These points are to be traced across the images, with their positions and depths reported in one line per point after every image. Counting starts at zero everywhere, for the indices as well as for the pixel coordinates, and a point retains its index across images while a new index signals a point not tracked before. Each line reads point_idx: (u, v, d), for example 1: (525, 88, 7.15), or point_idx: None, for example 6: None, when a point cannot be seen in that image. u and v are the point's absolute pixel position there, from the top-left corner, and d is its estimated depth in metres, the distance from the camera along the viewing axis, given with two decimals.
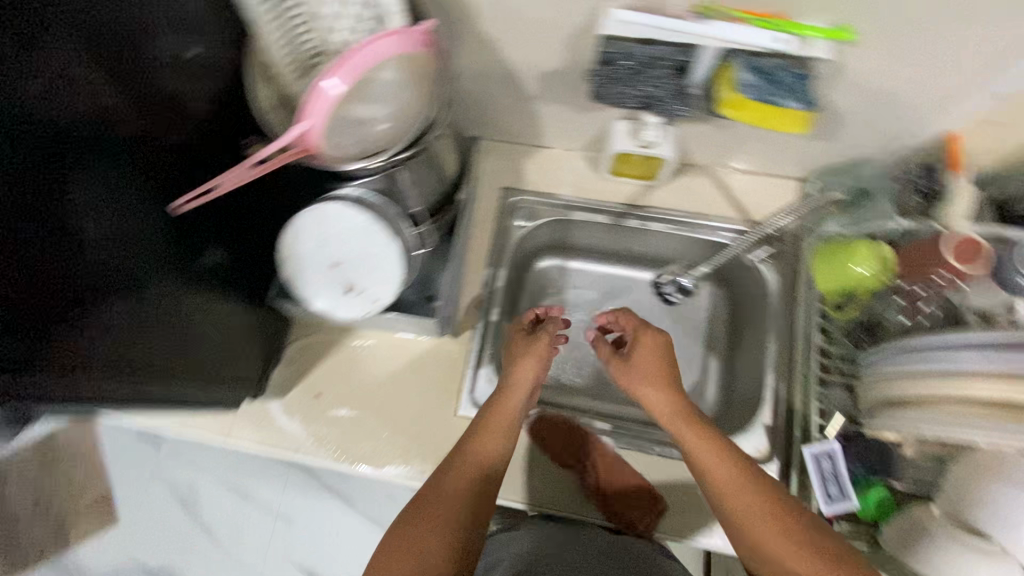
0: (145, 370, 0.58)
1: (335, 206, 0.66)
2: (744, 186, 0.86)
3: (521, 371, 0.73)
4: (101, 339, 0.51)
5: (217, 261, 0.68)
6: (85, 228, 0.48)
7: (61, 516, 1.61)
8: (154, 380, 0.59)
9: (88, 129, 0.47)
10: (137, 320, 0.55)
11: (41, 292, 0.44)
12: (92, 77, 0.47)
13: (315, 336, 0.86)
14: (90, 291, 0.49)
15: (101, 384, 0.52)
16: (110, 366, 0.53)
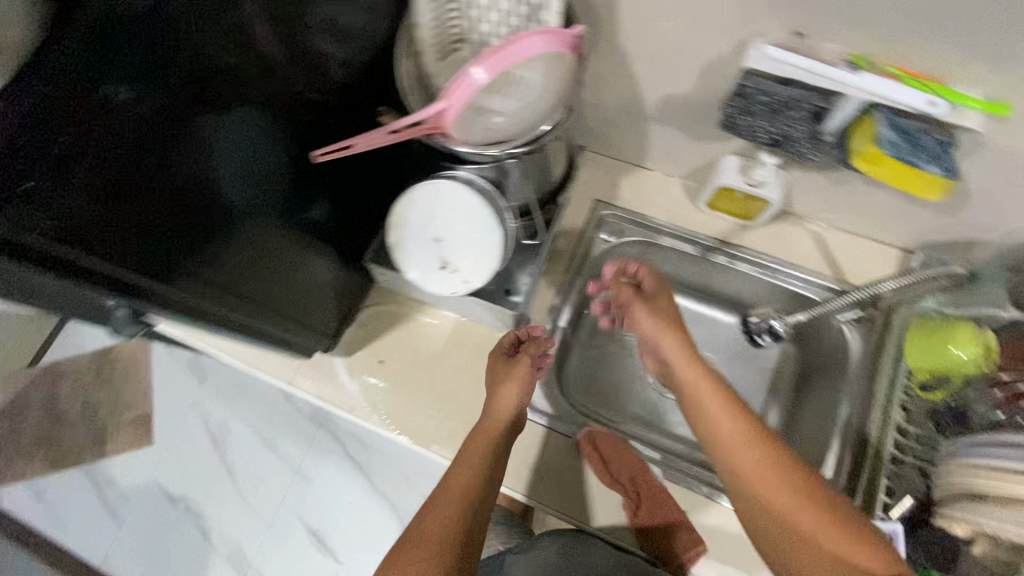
0: (243, 301, 0.61)
1: (448, 184, 0.70)
2: (842, 245, 0.84)
3: (502, 395, 0.73)
4: (203, 265, 0.54)
5: (325, 215, 0.71)
6: (216, 159, 0.51)
7: (105, 425, 1.71)
8: (238, 317, 0.61)
9: (241, 71, 0.50)
10: (235, 255, 0.57)
11: (162, 207, 0.47)
12: (258, 24, 0.50)
13: (389, 306, 0.88)
14: (201, 218, 0.51)
15: (191, 307, 0.54)
16: (204, 294, 0.55)
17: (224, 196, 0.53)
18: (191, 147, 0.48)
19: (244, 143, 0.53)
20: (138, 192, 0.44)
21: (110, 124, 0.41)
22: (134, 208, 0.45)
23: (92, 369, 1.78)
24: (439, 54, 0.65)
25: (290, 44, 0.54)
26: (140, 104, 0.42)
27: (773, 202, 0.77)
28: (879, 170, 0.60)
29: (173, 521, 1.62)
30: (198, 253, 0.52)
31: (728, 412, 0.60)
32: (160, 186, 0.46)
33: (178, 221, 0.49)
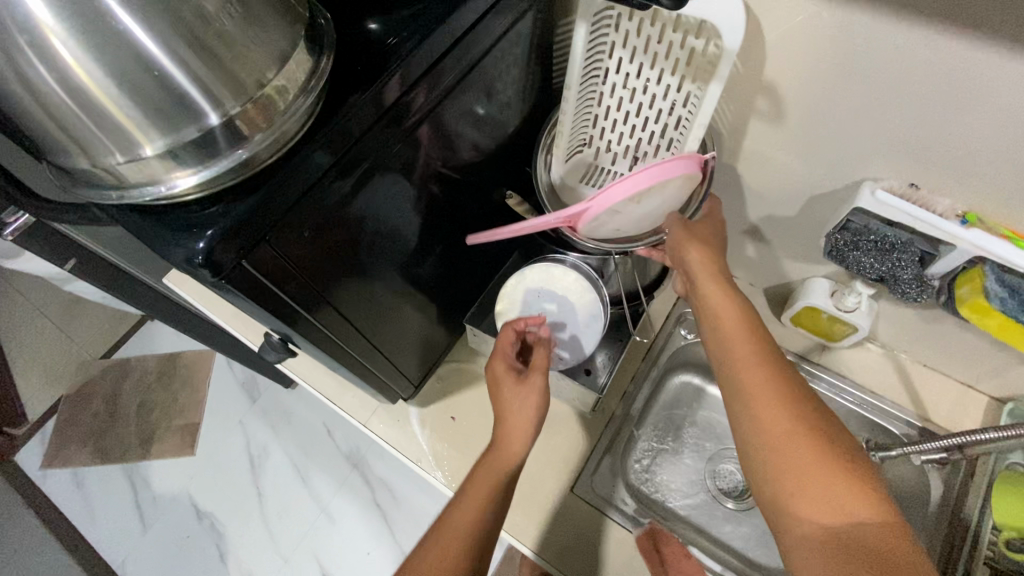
0: (363, 341, 0.66)
1: (558, 268, 0.76)
2: (927, 383, 0.84)
3: (514, 418, 0.66)
4: (346, 316, 0.59)
5: (438, 274, 0.77)
6: (382, 216, 0.56)
7: (156, 426, 1.78)
8: (357, 358, 0.67)
9: (408, 165, 0.56)
10: (370, 306, 0.63)
11: (332, 271, 0.53)
12: (430, 129, 0.56)
13: (468, 365, 0.92)
14: (354, 276, 0.57)
15: (329, 348, 0.60)
16: (342, 338, 0.61)
17: (377, 249, 0.59)
18: (369, 208, 0.53)
19: (404, 204, 0.59)
20: (328, 245, 0.50)
21: (325, 187, 0.47)
22: (323, 258, 0.50)
23: (156, 371, 1.88)
24: (567, 155, 0.71)
25: (449, 132, 0.59)
26: (347, 175, 0.48)
27: (861, 331, 0.79)
28: (987, 321, 0.61)
29: (195, 537, 1.62)
30: (349, 291, 0.57)
31: (752, 351, 0.55)
32: (343, 239, 0.52)
33: (345, 267, 0.54)
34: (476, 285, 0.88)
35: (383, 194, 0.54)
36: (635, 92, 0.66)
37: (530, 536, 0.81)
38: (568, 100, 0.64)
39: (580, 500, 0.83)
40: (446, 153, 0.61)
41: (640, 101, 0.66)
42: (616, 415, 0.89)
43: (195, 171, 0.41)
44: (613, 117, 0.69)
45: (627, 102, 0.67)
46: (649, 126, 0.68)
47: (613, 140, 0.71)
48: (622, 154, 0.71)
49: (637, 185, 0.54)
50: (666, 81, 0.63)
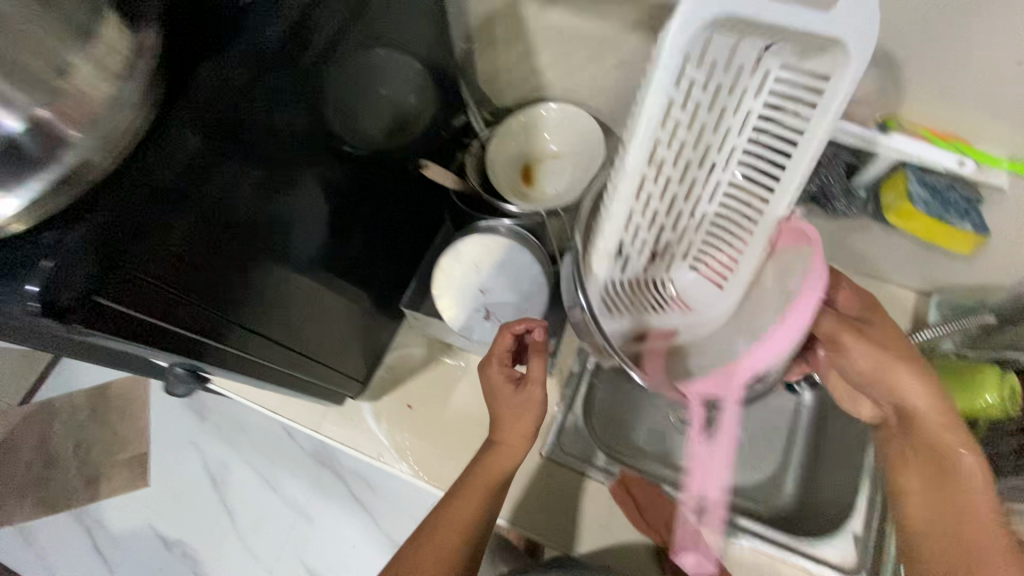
0: (288, 351, 0.60)
1: (494, 238, 0.70)
2: (859, 287, 0.87)
3: (511, 428, 0.64)
4: (259, 324, 0.54)
5: (364, 264, 0.71)
6: (280, 204, 0.51)
7: (101, 465, 1.67)
8: (287, 367, 0.62)
9: (292, 140, 0.50)
10: (287, 310, 0.57)
11: (226, 280, 0.47)
12: (308, 96, 0.50)
13: (415, 348, 0.88)
14: (258, 283, 0.51)
15: (244, 361, 0.55)
16: (260, 348, 0.56)
17: (283, 246, 0.53)
18: (260, 200, 0.48)
19: (302, 191, 0.53)
20: (215, 250, 0.45)
21: (196, 180, 0.41)
22: (209, 272, 0.45)
23: (87, 407, 1.74)
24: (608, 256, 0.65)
25: (333, 95, 0.53)
26: (221, 158, 0.42)
27: None
28: (911, 225, 0.62)
29: (168, 567, 1.56)
30: (257, 300, 0.52)
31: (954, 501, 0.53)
32: (236, 242, 0.46)
33: (243, 275, 0.48)
34: (410, 268, 0.82)
35: (272, 178, 0.49)
36: (674, 169, 0.61)
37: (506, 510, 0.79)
38: (637, 149, 0.55)
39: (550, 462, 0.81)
40: (337, 121, 0.55)
41: (677, 181, 0.62)
42: (574, 373, 0.88)
43: (14, 194, 0.35)
44: (649, 204, 0.63)
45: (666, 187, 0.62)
46: (680, 207, 0.65)
47: (636, 236, 0.66)
48: (642, 249, 0.68)
49: (774, 348, 0.60)
50: (714, 157, 0.61)
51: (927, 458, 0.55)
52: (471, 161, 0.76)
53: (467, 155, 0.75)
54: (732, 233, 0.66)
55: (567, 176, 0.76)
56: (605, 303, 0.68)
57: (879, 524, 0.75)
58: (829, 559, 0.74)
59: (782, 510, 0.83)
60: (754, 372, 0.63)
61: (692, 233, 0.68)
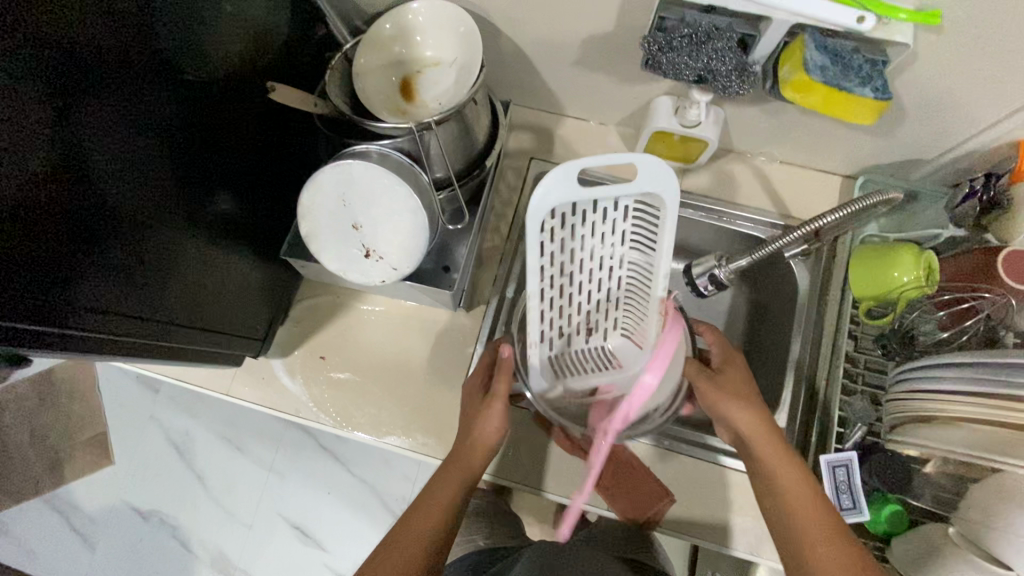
0: (165, 325, 0.59)
1: (361, 165, 0.59)
2: (782, 178, 0.83)
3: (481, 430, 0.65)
4: (101, 290, 0.51)
5: (226, 209, 0.66)
6: (99, 174, 0.48)
7: (57, 451, 1.63)
8: (156, 334, 0.58)
9: (80, 80, 0.45)
10: (137, 271, 0.54)
11: (30, 246, 0.44)
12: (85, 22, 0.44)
13: (324, 297, 0.82)
14: (80, 245, 0.48)
15: (103, 335, 0.52)
16: (113, 315, 0.52)
17: (119, 216, 0.51)
18: (69, 171, 0.45)
19: (127, 156, 0.50)
20: (25, 234, 0.43)
21: None
22: (26, 255, 0.43)
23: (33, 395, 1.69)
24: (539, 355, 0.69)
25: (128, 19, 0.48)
26: None
27: (712, 144, 0.74)
28: (809, 99, 0.56)
29: (149, 536, 1.58)
30: (104, 277, 0.51)
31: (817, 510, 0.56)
32: (48, 221, 0.44)
33: (72, 253, 0.47)
34: (280, 205, 0.76)
35: (78, 146, 0.46)
36: (574, 274, 0.65)
37: (436, 449, 0.75)
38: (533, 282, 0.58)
39: None
40: (142, 48, 0.50)
41: (581, 281, 0.66)
42: (491, 304, 0.80)
43: None
44: (563, 305, 0.67)
45: (577, 290, 0.66)
46: (592, 294, 0.68)
47: (561, 329, 0.69)
48: (576, 331, 0.71)
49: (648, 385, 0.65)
50: (604, 261, 0.65)
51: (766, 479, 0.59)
52: (334, 77, 0.65)
53: (330, 70, 0.64)
54: (642, 305, 0.68)
55: (447, 83, 0.65)
56: (553, 366, 0.71)
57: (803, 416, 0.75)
58: None
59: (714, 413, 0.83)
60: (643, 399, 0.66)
61: (614, 310, 0.72)
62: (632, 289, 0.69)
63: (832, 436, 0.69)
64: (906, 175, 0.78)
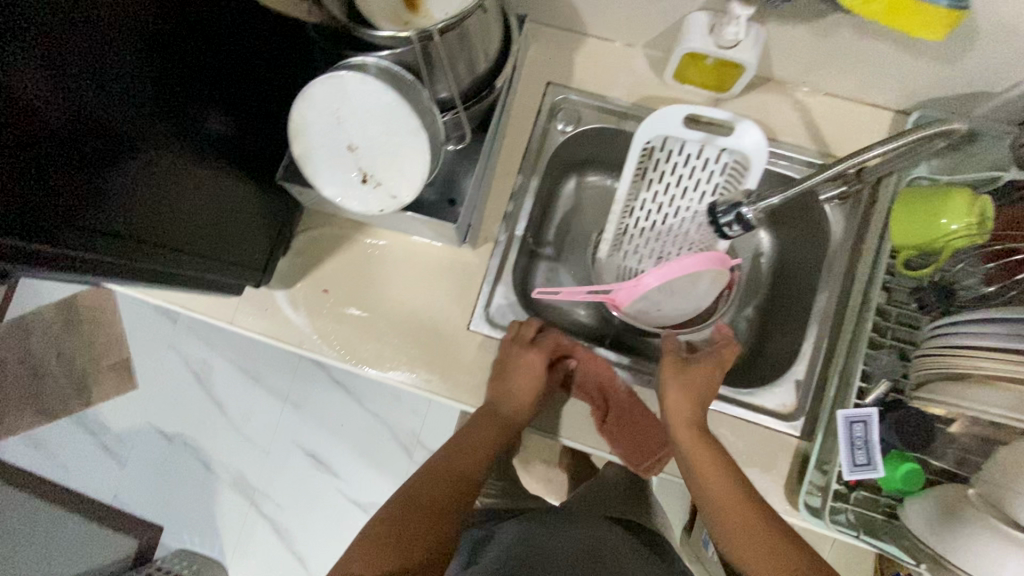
0: (173, 257, 0.59)
1: (356, 77, 0.53)
2: (826, 111, 0.75)
3: (519, 384, 0.72)
4: (102, 213, 0.49)
5: (220, 131, 0.62)
6: (85, 92, 0.46)
7: (85, 373, 1.71)
8: (163, 262, 0.58)
9: None
10: (138, 194, 0.53)
11: (17, 160, 0.42)
12: None
13: (328, 227, 0.79)
14: (71, 164, 0.46)
15: (110, 261, 0.52)
16: (118, 240, 0.52)
17: (114, 135, 0.49)
18: (51, 86, 0.43)
19: (111, 73, 0.48)
20: (9, 146, 0.41)
21: None
22: (11, 168, 0.41)
23: (59, 320, 1.76)
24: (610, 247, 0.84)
25: None
26: None
27: (748, 70, 0.67)
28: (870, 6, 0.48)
29: (173, 457, 1.66)
30: (103, 201, 0.49)
31: (729, 488, 0.63)
32: (27, 130, 0.42)
33: (65, 171, 0.45)
34: (275, 127, 0.71)
35: (52, 55, 0.43)
36: (657, 195, 0.80)
37: (439, 387, 0.75)
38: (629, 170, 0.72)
39: (477, 336, 0.76)
40: None
41: (662, 208, 0.81)
42: (499, 241, 0.76)
43: None
44: (642, 222, 0.83)
45: (654, 211, 0.81)
46: (668, 224, 0.82)
47: (632, 253, 0.85)
48: (648, 256, 0.85)
49: (663, 273, 0.71)
50: (688, 198, 0.80)
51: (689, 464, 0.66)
52: None
53: None
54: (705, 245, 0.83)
55: None
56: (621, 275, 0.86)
57: (823, 368, 0.72)
58: (770, 405, 0.72)
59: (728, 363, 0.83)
60: (641, 284, 0.72)
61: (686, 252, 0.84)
62: (702, 227, 0.82)
63: (853, 392, 0.65)
64: (967, 112, 0.70)
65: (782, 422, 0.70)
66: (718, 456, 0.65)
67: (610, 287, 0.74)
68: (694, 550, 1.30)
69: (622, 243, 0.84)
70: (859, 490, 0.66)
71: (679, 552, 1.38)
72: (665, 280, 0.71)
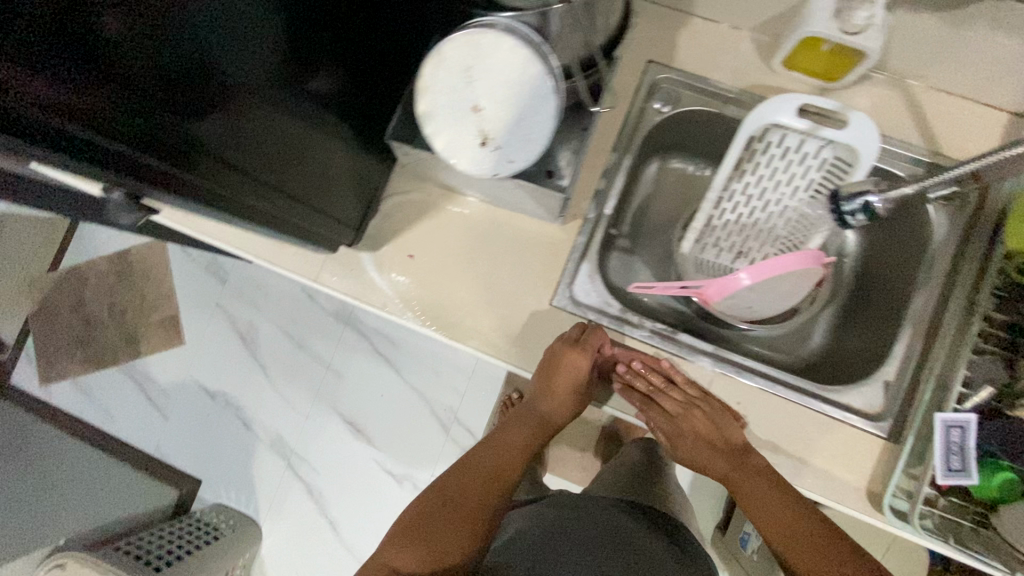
0: (265, 198, 0.60)
1: (490, 38, 0.54)
2: (938, 108, 0.73)
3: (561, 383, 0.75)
4: (202, 138, 0.52)
5: (328, 85, 0.64)
6: (207, 21, 0.49)
7: (135, 326, 1.75)
8: (254, 201, 0.59)
9: None
10: (238, 128, 0.55)
11: (136, 70, 0.45)
12: None
13: (416, 193, 0.79)
14: (182, 85, 0.48)
15: (203, 187, 0.54)
16: (212, 169, 0.54)
17: (222, 68, 0.51)
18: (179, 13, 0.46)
19: (236, 12, 0.51)
20: (134, 57, 0.44)
21: None
22: (129, 77, 0.44)
23: (113, 273, 1.80)
24: (695, 234, 0.83)
25: None
26: None
27: (867, 58, 0.65)
28: None
29: (216, 415, 1.70)
30: (204, 127, 0.52)
31: (769, 496, 0.68)
32: (151, 45, 0.45)
33: (175, 90, 0.48)
34: (378, 87, 0.72)
35: None
36: (749, 189, 0.78)
37: (519, 359, 0.75)
38: (732, 156, 0.71)
39: (559, 312, 0.75)
40: None
41: (754, 203, 0.79)
42: (588, 219, 0.76)
43: None
44: (728, 215, 0.81)
45: (744, 204, 0.79)
46: (756, 218, 0.80)
47: (715, 241, 0.84)
48: (731, 246, 0.84)
49: (763, 269, 0.71)
50: (781, 194, 0.78)
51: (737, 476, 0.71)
52: None
53: None
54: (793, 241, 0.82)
55: None
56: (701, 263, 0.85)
57: (915, 371, 0.70)
58: (856, 404, 0.71)
59: (806, 360, 0.82)
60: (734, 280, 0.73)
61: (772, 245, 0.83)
62: (792, 223, 0.81)
63: (955, 397, 0.64)
64: None
65: (869, 422, 0.69)
66: (756, 468, 0.69)
67: (701, 282, 0.73)
68: (730, 548, 1.30)
69: (705, 235, 0.83)
70: (948, 497, 0.65)
71: (713, 550, 1.37)
72: (760, 278, 0.72)
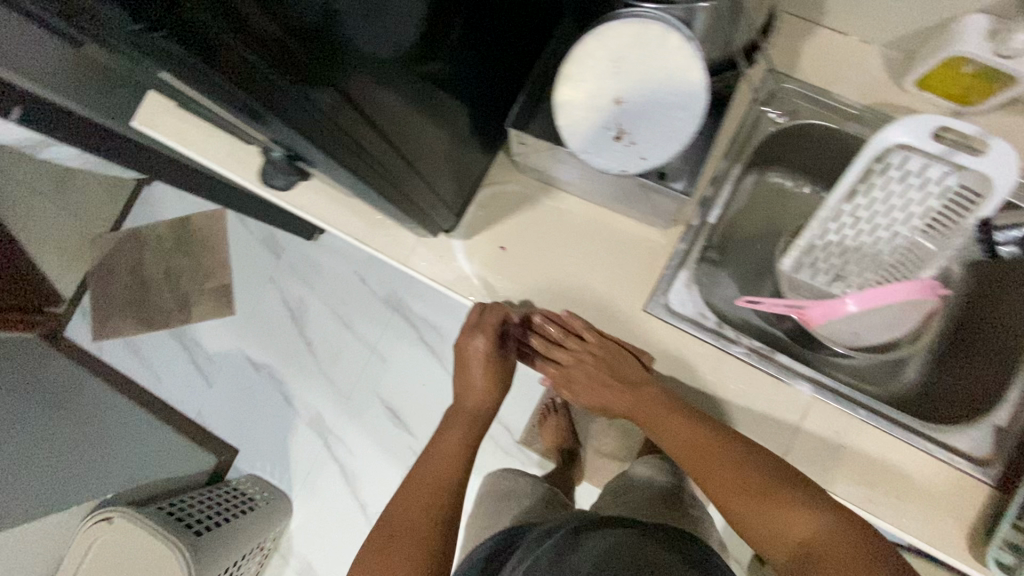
0: (381, 158, 0.58)
1: (655, 30, 0.53)
2: None
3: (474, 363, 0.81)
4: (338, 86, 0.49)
5: (453, 49, 0.61)
6: None
7: (189, 291, 1.79)
8: (370, 160, 0.57)
9: None
10: (369, 81, 0.52)
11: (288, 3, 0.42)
12: None
13: (514, 185, 0.78)
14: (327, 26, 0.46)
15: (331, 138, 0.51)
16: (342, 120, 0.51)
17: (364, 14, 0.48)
18: None
19: None
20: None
21: None
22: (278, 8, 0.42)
23: (172, 238, 1.83)
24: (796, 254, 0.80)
25: None
26: None
27: (1016, 84, 0.62)
28: None
29: (259, 387, 1.71)
30: (341, 74, 0.49)
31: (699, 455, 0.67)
32: None
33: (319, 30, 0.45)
34: (496, 73, 0.71)
35: None
36: (859, 215, 0.71)
37: None
38: (846, 182, 0.65)
39: (651, 319, 0.73)
40: None
41: (861, 228, 0.73)
42: (691, 226, 0.74)
43: None
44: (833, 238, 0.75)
45: (851, 229, 0.74)
46: (861, 241, 0.75)
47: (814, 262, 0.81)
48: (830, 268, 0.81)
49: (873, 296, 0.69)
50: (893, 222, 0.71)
51: (673, 444, 0.70)
52: None
53: None
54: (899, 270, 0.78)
55: None
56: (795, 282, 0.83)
57: None
58: (962, 448, 0.67)
59: (899, 395, 0.79)
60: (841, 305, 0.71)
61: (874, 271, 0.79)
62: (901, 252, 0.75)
63: None
64: None
65: (975, 468, 0.66)
66: (681, 419, 0.69)
67: (807, 303, 0.72)
68: None
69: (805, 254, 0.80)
70: None
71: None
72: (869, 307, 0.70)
